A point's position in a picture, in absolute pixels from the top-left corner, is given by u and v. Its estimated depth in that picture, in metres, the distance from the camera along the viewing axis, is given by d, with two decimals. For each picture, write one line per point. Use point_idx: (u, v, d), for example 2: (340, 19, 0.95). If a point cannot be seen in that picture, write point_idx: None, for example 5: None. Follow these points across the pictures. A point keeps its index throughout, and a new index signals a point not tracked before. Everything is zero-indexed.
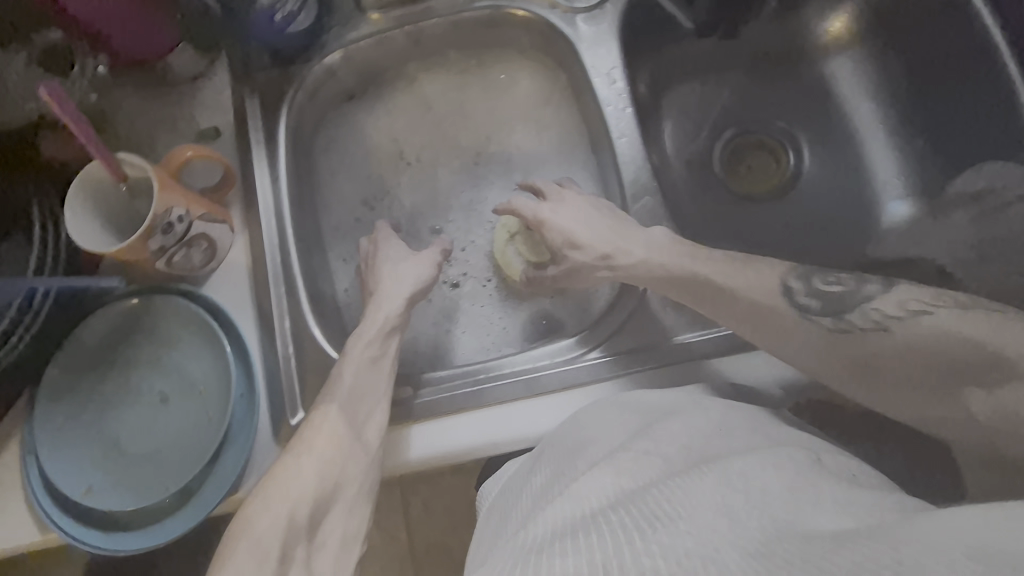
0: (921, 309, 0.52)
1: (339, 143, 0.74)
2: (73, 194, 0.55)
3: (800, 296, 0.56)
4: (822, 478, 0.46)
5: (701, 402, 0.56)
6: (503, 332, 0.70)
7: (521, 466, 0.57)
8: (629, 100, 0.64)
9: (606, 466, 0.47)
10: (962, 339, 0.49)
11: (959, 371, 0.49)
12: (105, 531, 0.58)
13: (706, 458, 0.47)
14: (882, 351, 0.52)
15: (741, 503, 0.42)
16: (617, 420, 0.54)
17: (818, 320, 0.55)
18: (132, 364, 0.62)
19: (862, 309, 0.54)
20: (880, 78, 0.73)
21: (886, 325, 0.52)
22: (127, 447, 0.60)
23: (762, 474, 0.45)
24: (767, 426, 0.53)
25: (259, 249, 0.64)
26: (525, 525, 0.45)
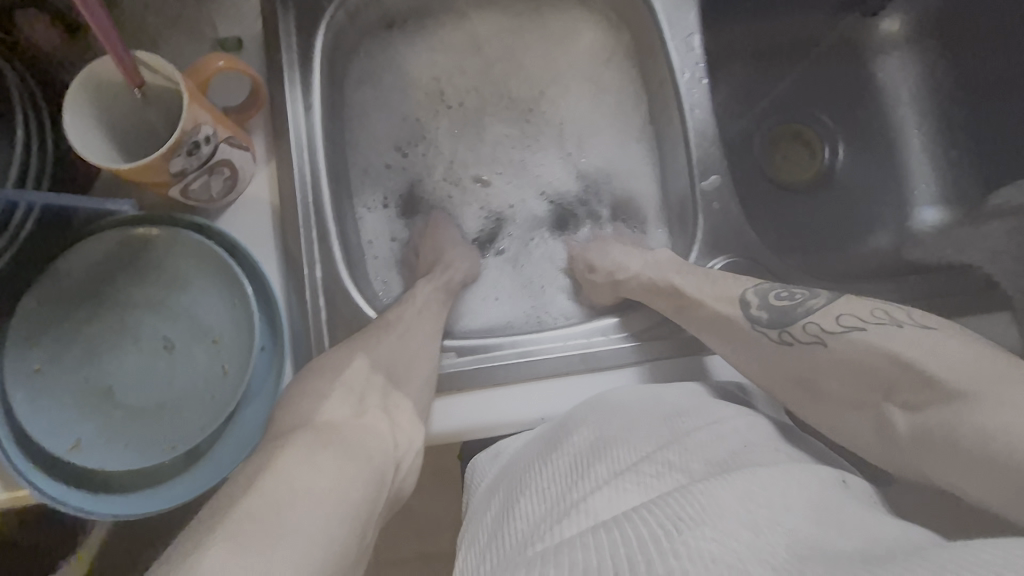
0: (855, 325, 0.48)
1: (374, 76, 0.67)
2: (75, 92, 0.46)
3: (754, 307, 0.53)
4: (861, 505, 0.42)
5: (731, 412, 0.51)
6: (544, 299, 0.66)
7: (527, 450, 0.51)
8: (706, 70, 0.61)
9: (630, 475, 0.42)
10: (882, 354, 0.45)
11: (877, 387, 0.45)
12: (92, 493, 0.50)
13: (735, 467, 0.42)
14: (820, 366, 0.48)
15: (773, 516, 0.37)
16: (641, 423, 0.49)
17: (768, 332, 0.52)
18: (129, 305, 0.53)
19: (806, 322, 0.50)
20: (928, 82, 0.76)
21: (824, 340, 0.49)
22: (124, 399, 0.52)
23: (799, 491, 0.40)
24: (795, 442, 0.49)
25: (285, 186, 0.57)
26: (531, 532, 0.41)
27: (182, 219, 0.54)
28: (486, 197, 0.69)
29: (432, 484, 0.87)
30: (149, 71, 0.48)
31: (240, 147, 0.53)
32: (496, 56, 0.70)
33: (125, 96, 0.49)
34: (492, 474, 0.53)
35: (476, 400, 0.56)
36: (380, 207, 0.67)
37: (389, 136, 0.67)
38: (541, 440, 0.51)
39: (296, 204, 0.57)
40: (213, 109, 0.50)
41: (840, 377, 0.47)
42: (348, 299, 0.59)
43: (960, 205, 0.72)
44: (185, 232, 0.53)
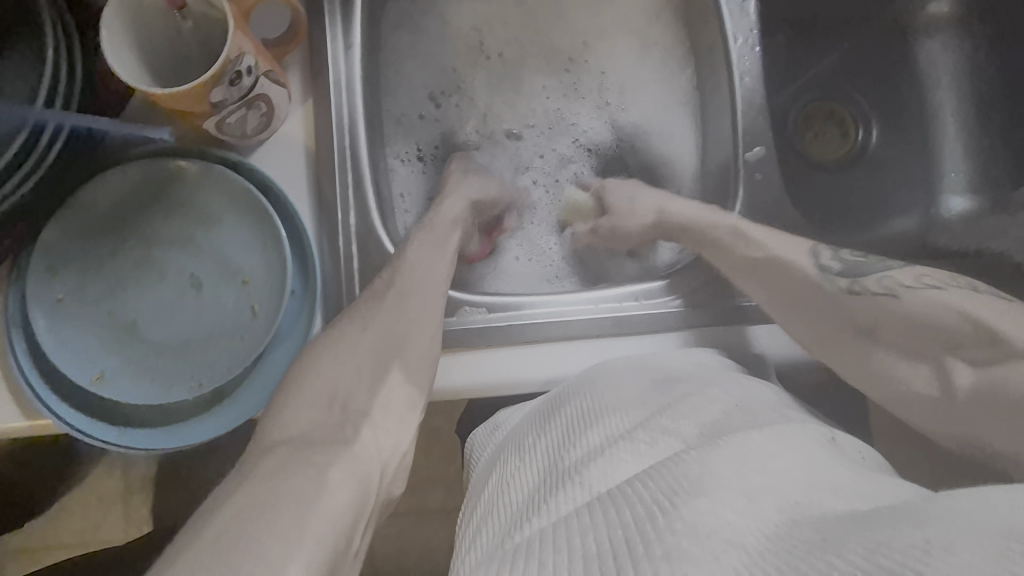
0: (933, 284, 0.47)
1: (413, 24, 0.68)
2: (113, 10, 0.43)
3: (826, 257, 0.52)
4: (860, 469, 0.41)
5: (732, 382, 0.50)
6: (565, 258, 0.68)
7: (530, 420, 0.52)
8: (757, 38, 0.61)
9: (624, 444, 0.42)
10: (951, 310, 0.44)
11: (939, 339, 0.44)
12: (115, 427, 0.50)
13: (727, 431, 0.42)
14: (887, 316, 0.47)
15: (766, 479, 0.37)
16: (638, 392, 0.49)
17: (837, 280, 0.50)
18: (155, 238, 0.52)
19: (880, 276, 0.49)
20: (969, 68, 0.74)
21: (895, 292, 0.47)
22: (147, 333, 0.51)
23: (793, 454, 0.40)
24: (795, 409, 0.48)
25: (322, 125, 0.55)
26: (527, 509, 0.41)
27: (213, 153, 0.52)
28: (518, 153, 0.71)
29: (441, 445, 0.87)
30: None
31: (279, 82, 0.51)
32: (540, 9, 0.70)
33: (164, 19, 0.46)
34: (498, 445, 0.55)
35: (500, 357, 0.56)
36: (414, 158, 0.68)
37: (425, 87, 0.68)
38: (539, 413, 0.52)
39: (332, 145, 0.56)
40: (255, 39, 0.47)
41: (905, 329, 0.46)
42: (379, 247, 0.58)
43: (987, 194, 0.71)
44: (215, 167, 0.51)
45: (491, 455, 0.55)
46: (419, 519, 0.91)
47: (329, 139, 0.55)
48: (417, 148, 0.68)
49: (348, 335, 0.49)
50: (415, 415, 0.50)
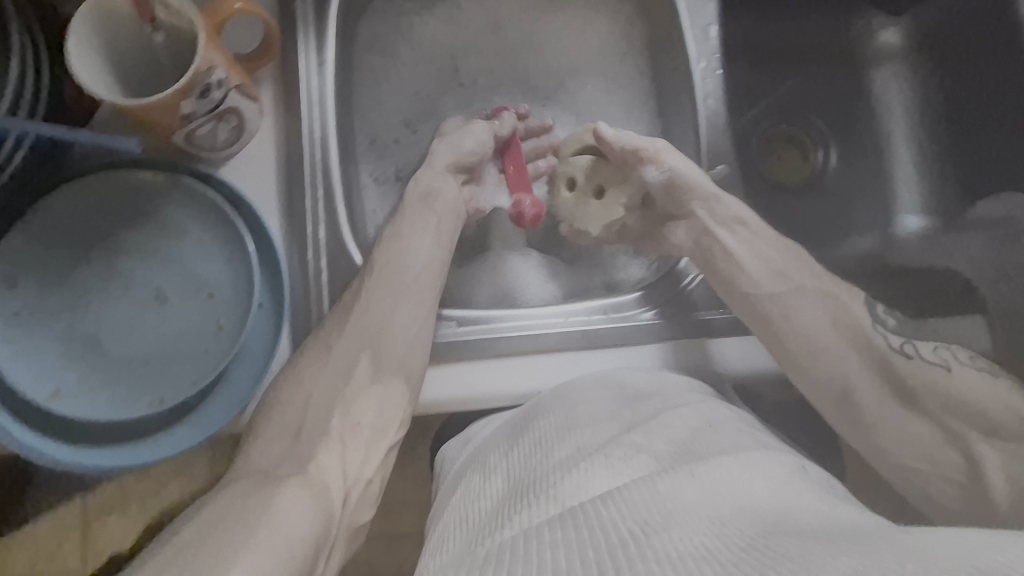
0: (983, 369, 0.54)
1: (385, 46, 0.69)
2: (82, 20, 0.43)
3: (879, 311, 0.57)
4: (815, 488, 0.43)
5: (701, 401, 0.51)
6: (533, 273, 0.68)
7: (500, 433, 0.53)
8: (720, 61, 0.64)
9: (596, 458, 0.43)
10: (1008, 407, 0.51)
11: (979, 423, 0.51)
12: (70, 444, 0.48)
13: (698, 455, 0.42)
14: (930, 384, 0.52)
15: (734, 505, 0.38)
16: (610, 408, 0.49)
17: (890, 334, 0.55)
18: (118, 250, 0.51)
19: (933, 346, 0.55)
20: (917, 95, 0.77)
21: (947, 366, 0.53)
22: (108, 349, 0.49)
23: (760, 478, 0.41)
24: (757, 430, 0.49)
25: (294, 141, 0.56)
26: (497, 523, 0.40)
27: (182, 166, 0.52)
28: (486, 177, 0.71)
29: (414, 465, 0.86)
30: (161, 7, 0.45)
31: (251, 96, 0.51)
32: (512, 33, 0.72)
33: (133, 30, 0.46)
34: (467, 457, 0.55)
35: (468, 368, 0.56)
36: (390, 179, 0.67)
37: (399, 106, 0.69)
38: (511, 425, 0.52)
39: (304, 161, 0.56)
40: (227, 53, 0.48)
41: (945, 401, 0.51)
42: (349, 262, 0.57)
43: (940, 216, 0.74)
44: (187, 181, 0.51)
45: (457, 468, 0.55)
46: (390, 543, 0.89)
47: (302, 154, 0.56)
48: (395, 171, 0.68)
49: (320, 353, 0.53)
50: (384, 433, 0.55)
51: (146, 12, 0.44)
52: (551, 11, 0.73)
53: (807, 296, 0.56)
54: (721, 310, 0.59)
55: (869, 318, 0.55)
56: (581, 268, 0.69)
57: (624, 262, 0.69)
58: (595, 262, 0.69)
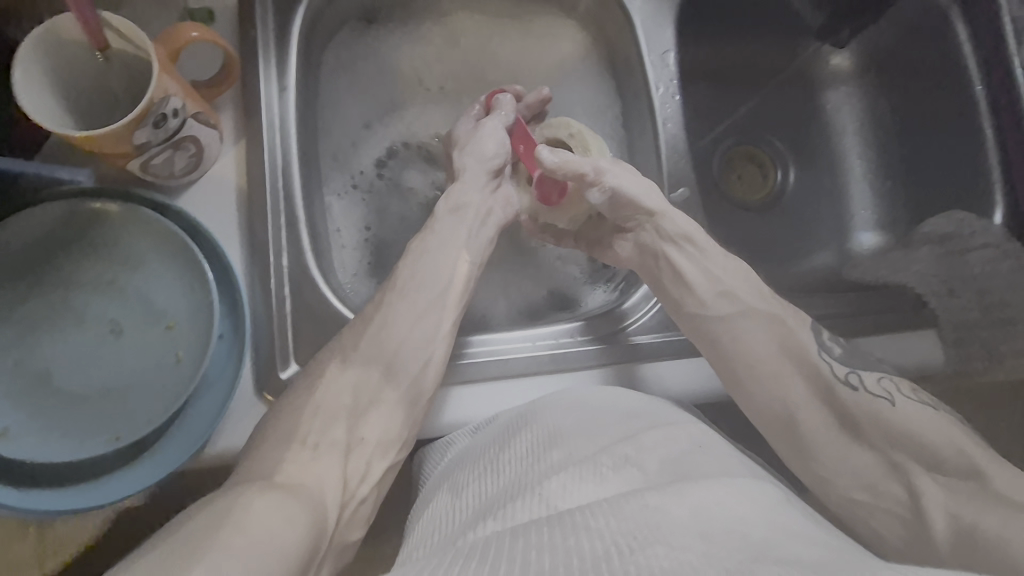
0: (926, 402, 0.53)
1: (350, 68, 0.68)
2: (29, 49, 0.42)
3: (824, 337, 0.56)
4: (787, 508, 0.44)
5: (687, 422, 0.52)
6: (499, 298, 0.69)
7: (491, 433, 0.52)
8: (678, 86, 0.65)
9: (588, 469, 0.44)
10: (953, 443, 0.50)
11: (920, 457, 0.50)
12: (20, 489, 0.46)
13: (688, 474, 0.43)
14: (873, 415, 0.51)
15: (724, 520, 0.38)
16: (601, 417, 0.50)
17: (835, 363, 0.54)
18: (72, 283, 0.49)
19: (877, 376, 0.54)
20: (870, 115, 0.80)
21: (890, 399, 0.52)
22: (62, 385, 0.48)
23: (748, 498, 0.42)
24: (739, 458, 0.50)
25: (255, 168, 0.55)
26: (488, 526, 0.41)
27: (140, 196, 0.51)
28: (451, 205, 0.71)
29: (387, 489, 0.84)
30: (114, 35, 0.44)
31: (209, 123, 0.50)
32: (477, 55, 0.73)
33: (85, 59, 0.45)
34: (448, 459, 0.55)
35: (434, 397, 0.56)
36: (350, 191, 0.67)
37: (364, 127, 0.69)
38: (503, 424, 0.52)
39: (266, 187, 0.55)
40: (183, 82, 0.47)
41: (890, 432, 0.51)
42: (315, 289, 0.57)
43: (893, 231, 0.78)
44: (144, 210, 0.50)
45: (445, 466, 0.54)
46: None
47: (261, 180, 0.55)
48: (351, 178, 0.67)
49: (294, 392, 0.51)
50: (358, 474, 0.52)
51: (98, 40, 0.43)
52: (516, 34, 0.73)
53: (754, 319, 0.56)
54: (657, 335, 0.61)
55: (815, 344, 0.55)
56: (546, 292, 0.70)
57: (587, 287, 0.70)
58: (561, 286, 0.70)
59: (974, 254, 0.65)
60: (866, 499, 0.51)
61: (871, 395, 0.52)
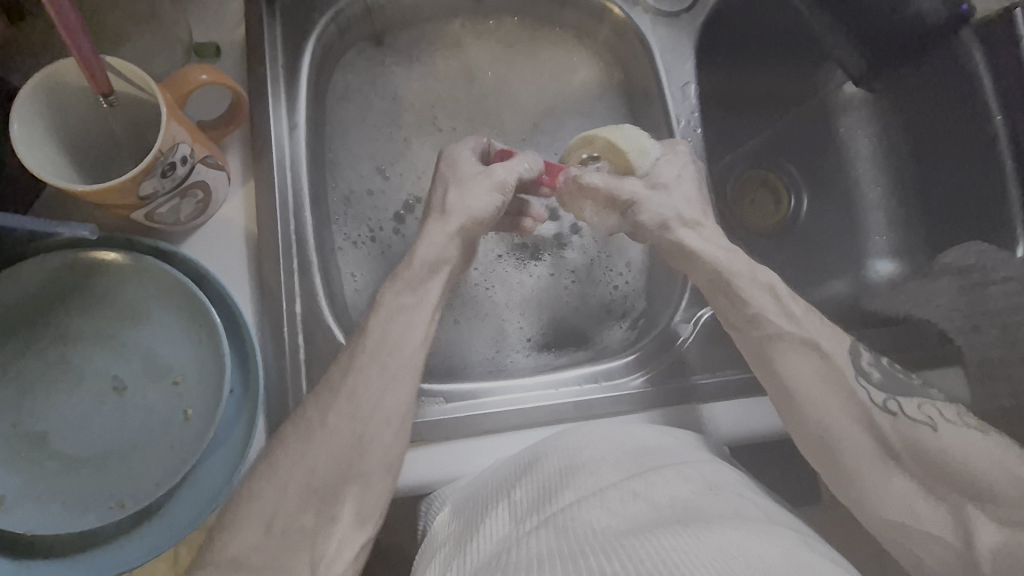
0: (970, 426, 0.50)
1: (360, 97, 0.67)
2: (26, 97, 0.39)
3: (865, 362, 0.54)
4: (820, 556, 0.41)
5: (706, 460, 0.49)
6: (521, 337, 0.67)
7: (497, 476, 0.49)
8: (699, 121, 0.65)
9: (595, 507, 0.40)
10: (1003, 469, 0.48)
11: (968, 491, 0.48)
12: (15, 560, 0.43)
13: (701, 515, 0.40)
14: (920, 445, 0.50)
15: (747, 561, 0.36)
16: (609, 453, 0.47)
17: (873, 390, 0.52)
18: (70, 337, 0.46)
19: (919, 401, 0.52)
20: (883, 141, 0.79)
21: (932, 425, 0.51)
22: (57, 447, 0.44)
23: (772, 541, 0.39)
24: (771, 503, 0.47)
25: (264, 210, 0.52)
26: (494, 567, 0.38)
27: (141, 242, 0.48)
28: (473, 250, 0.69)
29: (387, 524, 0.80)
30: (117, 78, 0.42)
31: (217, 166, 0.48)
32: (485, 84, 0.71)
33: (84, 101, 0.43)
34: (451, 493, 0.51)
35: (451, 447, 0.54)
36: (366, 240, 0.65)
37: (371, 157, 0.67)
38: (510, 469, 0.49)
39: (276, 231, 0.52)
40: (191, 125, 0.44)
41: (932, 465, 0.49)
42: (328, 336, 0.53)
43: (909, 259, 0.76)
44: (146, 257, 0.47)
45: (443, 512, 0.50)
46: None
47: (272, 222, 0.52)
48: (368, 229, 0.65)
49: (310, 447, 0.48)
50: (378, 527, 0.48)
51: (102, 87, 0.40)
52: (530, 60, 0.71)
53: None
54: (712, 376, 0.59)
55: (853, 370, 0.53)
56: (568, 330, 0.68)
57: (610, 325, 0.68)
58: (583, 324, 0.68)
59: (995, 288, 0.62)
60: (926, 533, 0.48)
61: (911, 421, 0.51)
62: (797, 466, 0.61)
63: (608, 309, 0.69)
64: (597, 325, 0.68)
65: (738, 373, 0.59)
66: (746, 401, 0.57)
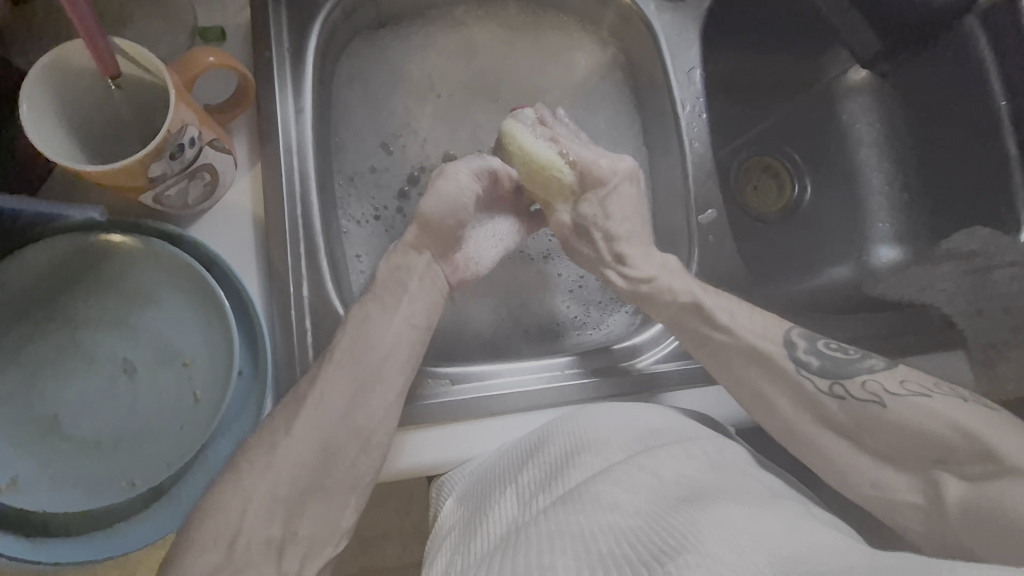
0: (917, 391, 0.49)
1: (363, 81, 0.67)
2: (34, 81, 0.39)
3: (802, 351, 0.54)
4: (826, 526, 0.41)
5: (706, 435, 0.50)
6: (525, 321, 0.67)
7: (504, 459, 0.50)
8: (704, 105, 0.66)
9: (604, 481, 0.41)
10: (958, 426, 0.47)
11: (935, 454, 0.47)
12: (28, 540, 0.44)
13: (707, 493, 0.41)
14: (882, 424, 0.49)
15: (751, 536, 0.36)
16: (614, 434, 0.48)
17: (815, 378, 0.52)
18: (80, 321, 0.47)
19: (862, 379, 0.51)
20: (887, 127, 0.78)
21: (881, 400, 0.49)
22: (70, 429, 0.45)
23: (774, 514, 0.40)
24: (776, 478, 0.47)
25: (271, 195, 0.53)
26: (505, 544, 0.38)
27: (149, 226, 0.48)
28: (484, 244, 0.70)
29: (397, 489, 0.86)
30: (125, 60, 0.42)
31: (225, 150, 0.48)
32: (486, 70, 0.71)
33: (92, 83, 0.43)
34: (461, 478, 0.52)
35: (457, 430, 0.54)
36: (372, 219, 0.65)
37: (376, 142, 0.67)
38: (516, 451, 0.50)
39: (283, 217, 0.53)
40: (198, 108, 0.44)
41: (899, 436, 0.48)
42: (336, 322, 0.54)
43: (913, 244, 0.75)
44: (155, 241, 0.47)
45: (455, 496, 0.50)
46: None
47: (279, 205, 0.53)
48: (374, 208, 0.65)
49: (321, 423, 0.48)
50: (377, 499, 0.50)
51: (110, 69, 0.40)
52: (534, 45, 0.72)
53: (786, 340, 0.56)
54: (682, 361, 0.60)
55: (792, 364, 0.53)
56: (573, 313, 0.68)
57: (614, 308, 0.69)
58: (588, 308, 0.69)
59: (998, 273, 0.64)
60: None
61: (858, 400, 0.50)
62: None
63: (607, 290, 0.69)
64: (600, 309, 0.69)
65: None
66: None
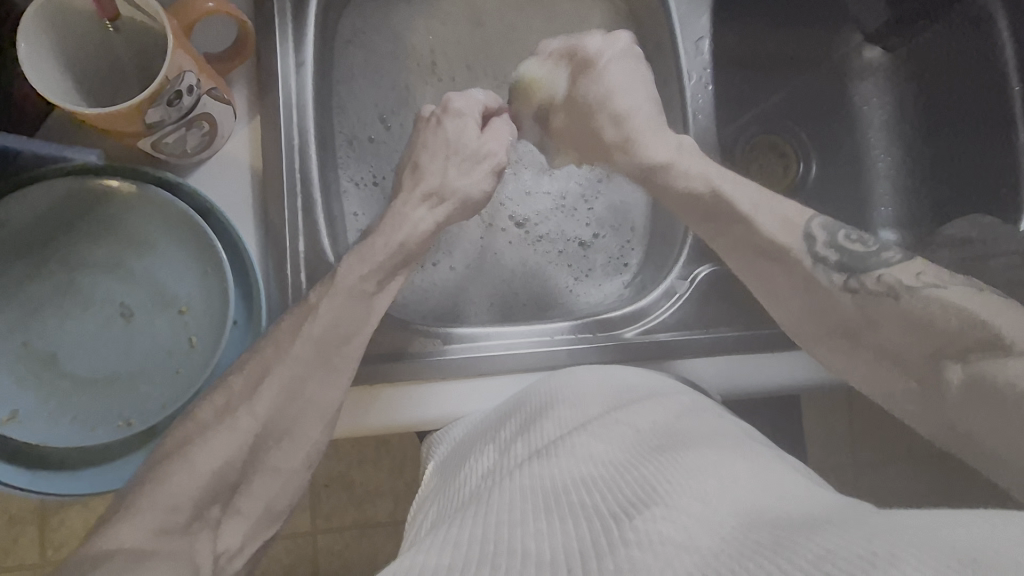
0: (934, 283, 0.47)
1: (366, 37, 0.67)
2: (32, 22, 0.39)
3: (820, 245, 0.52)
4: (795, 475, 0.42)
5: (686, 396, 0.51)
6: (514, 290, 0.68)
7: (489, 419, 0.51)
8: (709, 77, 0.69)
9: (580, 432, 0.42)
10: None
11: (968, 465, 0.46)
12: (29, 470, 0.45)
13: (679, 440, 0.42)
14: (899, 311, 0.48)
15: (718, 487, 0.37)
16: (593, 392, 0.49)
17: (832, 273, 0.50)
18: (77, 263, 0.47)
19: (878, 271, 0.49)
20: (898, 109, 0.75)
21: (894, 294, 0.48)
22: (68, 366, 0.46)
23: (743, 461, 0.41)
24: (749, 430, 0.48)
25: (270, 146, 0.53)
26: (482, 493, 0.39)
27: (146, 171, 0.49)
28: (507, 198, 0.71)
29: (388, 448, 0.88)
30: (123, 2, 0.42)
31: (223, 100, 0.48)
32: (493, 29, 0.70)
33: (91, 25, 0.43)
34: (449, 446, 0.52)
35: (447, 388, 0.55)
36: (369, 184, 0.66)
37: (377, 100, 0.67)
38: (500, 412, 0.51)
39: (281, 167, 0.53)
40: (196, 55, 0.44)
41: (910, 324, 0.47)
42: (329, 276, 0.55)
43: (913, 227, 0.72)
44: (152, 187, 0.48)
45: (440, 458, 0.51)
46: (363, 534, 0.88)
47: (277, 157, 0.53)
48: (372, 174, 0.66)
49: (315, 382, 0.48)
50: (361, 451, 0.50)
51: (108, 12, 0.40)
52: (541, 8, 0.71)
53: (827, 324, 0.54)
54: (677, 333, 0.60)
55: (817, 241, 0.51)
56: (569, 279, 0.70)
57: (605, 279, 0.70)
58: (582, 274, 0.70)
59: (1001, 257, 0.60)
60: None
61: (872, 294, 0.49)
62: (786, 421, 0.62)
63: (604, 265, 0.71)
64: (594, 280, 0.70)
65: (730, 331, 0.60)
66: (730, 357, 0.58)
